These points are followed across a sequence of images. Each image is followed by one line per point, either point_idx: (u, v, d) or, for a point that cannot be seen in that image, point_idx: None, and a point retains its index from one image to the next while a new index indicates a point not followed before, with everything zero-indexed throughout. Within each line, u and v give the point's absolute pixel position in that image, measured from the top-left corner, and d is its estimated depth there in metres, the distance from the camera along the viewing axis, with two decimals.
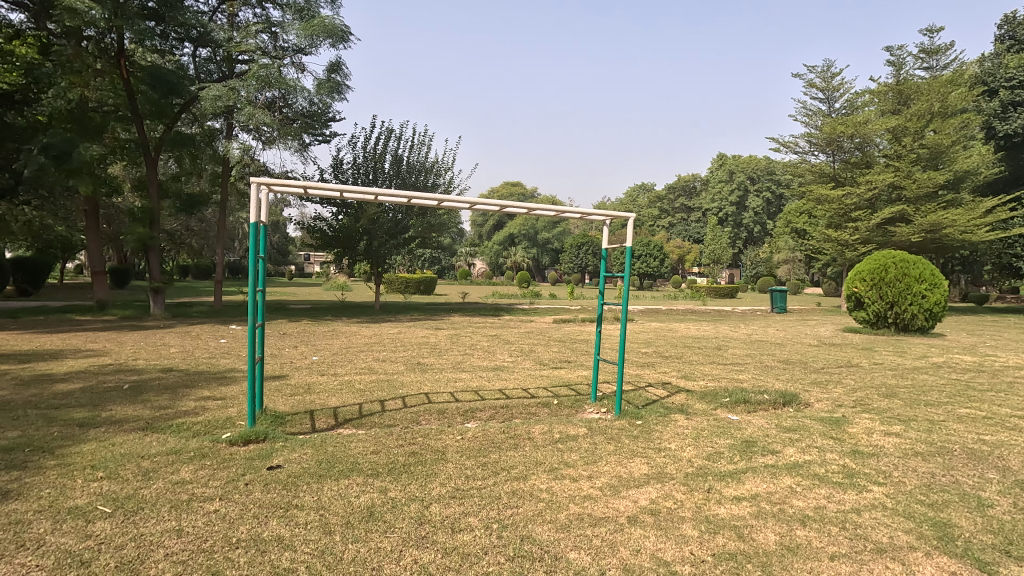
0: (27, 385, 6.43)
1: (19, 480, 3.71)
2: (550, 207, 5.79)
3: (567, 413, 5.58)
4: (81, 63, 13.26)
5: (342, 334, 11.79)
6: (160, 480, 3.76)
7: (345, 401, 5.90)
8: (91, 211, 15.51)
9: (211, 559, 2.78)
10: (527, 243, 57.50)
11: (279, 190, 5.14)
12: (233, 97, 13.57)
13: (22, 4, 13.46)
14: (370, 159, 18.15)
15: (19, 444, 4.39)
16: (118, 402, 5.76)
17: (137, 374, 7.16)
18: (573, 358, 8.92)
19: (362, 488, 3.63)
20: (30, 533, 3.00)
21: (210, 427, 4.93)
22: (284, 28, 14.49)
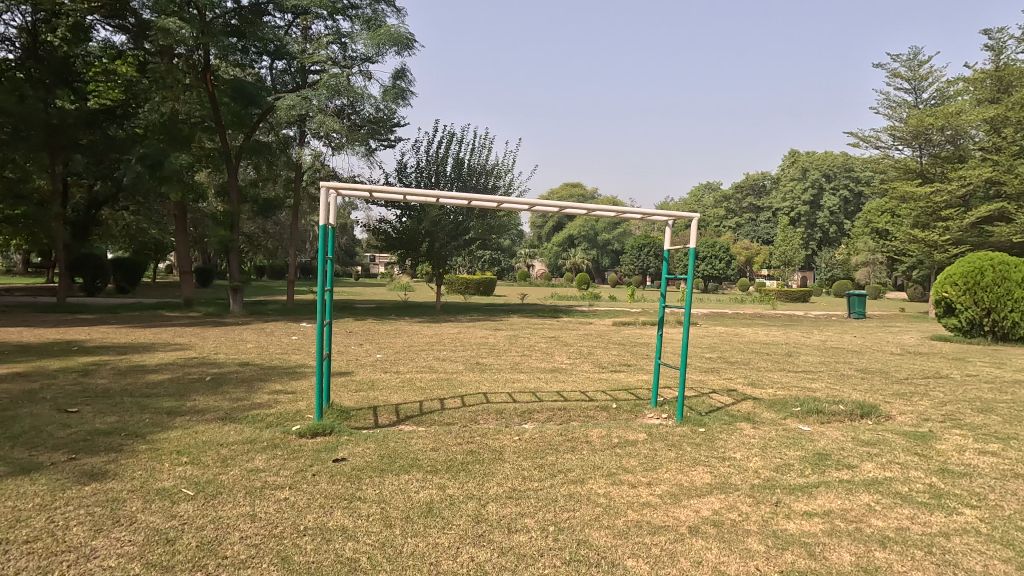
0: (124, 375, 7.04)
1: (116, 462, 4.06)
2: (610, 208, 5.68)
3: (627, 417, 5.48)
4: (172, 78, 14.28)
5: (404, 333, 12.13)
6: (236, 467, 3.99)
7: (407, 398, 6.06)
8: (180, 216, 16.73)
9: (281, 544, 2.93)
10: (586, 244, 56.86)
11: (347, 194, 5.34)
12: (306, 105, 14.21)
13: (124, 28, 14.80)
14: (433, 162, 18.57)
15: (116, 429, 4.81)
16: (201, 393, 6.20)
17: (217, 368, 7.69)
18: (633, 361, 8.74)
19: (421, 484, 3.71)
20: (125, 511, 3.27)
21: (282, 419, 5.21)
22: (353, 38, 15.08)
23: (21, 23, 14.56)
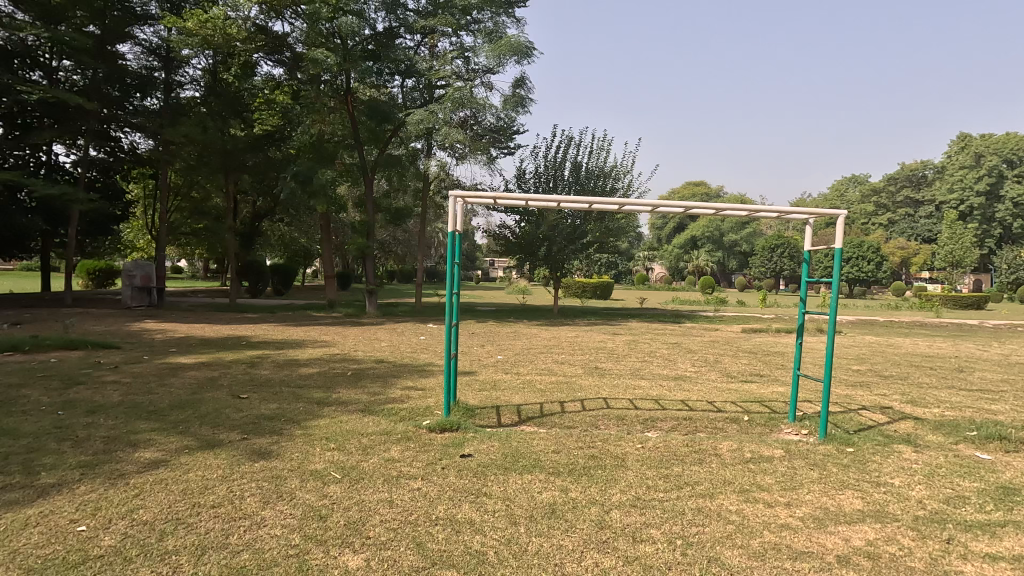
0: (282, 367, 8.00)
1: (277, 443, 4.63)
2: (741, 207, 5.35)
3: (760, 431, 5.11)
4: (319, 103, 16.11)
5: (524, 336, 12.37)
6: (376, 456, 4.36)
7: (528, 400, 6.18)
8: (325, 225, 18.59)
9: (415, 531, 3.14)
10: (711, 245, 53.81)
11: (472, 202, 5.60)
12: (433, 119, 15.07)
13: (282, 61, 16.78)
14: (551, 167, 18.78)
15: (278, 415, 5.48)
16: (344, 386, 6.85)
17: (357, 363, 8.44)
18: (767, 372, 8.11)
19: (543, 485, 3.77)
20: (286, 487, 3.72)
21: (414, 414, 5.58)
22: (476, 51, 15.75)
23: (206, 66, 17.32)
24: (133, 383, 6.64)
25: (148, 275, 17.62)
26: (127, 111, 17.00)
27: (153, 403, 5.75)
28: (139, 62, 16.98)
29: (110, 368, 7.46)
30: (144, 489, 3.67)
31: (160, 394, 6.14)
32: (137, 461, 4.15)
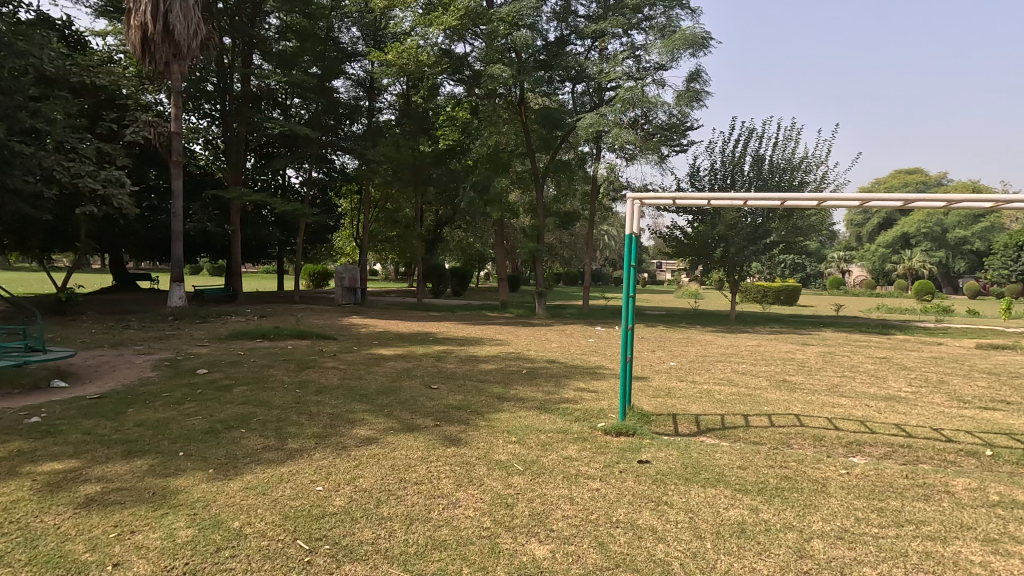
0: (464, 362, 8.70)
1: (466, 432, 5.06)
2: (984, 198, 4.44)
3: (1010, 471, 4.19)
4: (495, 116, 17.40)
5: (698, 342, 11.73)
6: (554, 453, 4.52)
7: (707, 410, 5.87)
8: (499, 231, 19.71)
9: (597, 531, 3.18)
10: (929, 244, 45.35)
11: (650, 203, 5.50)
12: (603, 122, 15.02)
13: (463, 80, 18.11)
14: (729, 163, 17.56)
15: (464, 405, 5.99)
16: (520, 383, 7.21)
17: (530, 363, 8.81)
18: (1018, 399, 6.59)
19: (730, 502, 3.56)
20: (475, 473, 4.04)
21: (588, 415, 5.66)
22: (648, 49, 15.39)
23: (400, 92, 19.52)
24: (348, 369, 7.80)
25: (354, 277, 20.47)
26: (340, 137, 19.93)
27: (363, 387, 6.68)
28: (349, 94, 19.82)
29: (330, 355, 8.85)
30: (362, 461, 4.30)
31: (368, 380, 7.12)
32: (355, 436, 4.87)
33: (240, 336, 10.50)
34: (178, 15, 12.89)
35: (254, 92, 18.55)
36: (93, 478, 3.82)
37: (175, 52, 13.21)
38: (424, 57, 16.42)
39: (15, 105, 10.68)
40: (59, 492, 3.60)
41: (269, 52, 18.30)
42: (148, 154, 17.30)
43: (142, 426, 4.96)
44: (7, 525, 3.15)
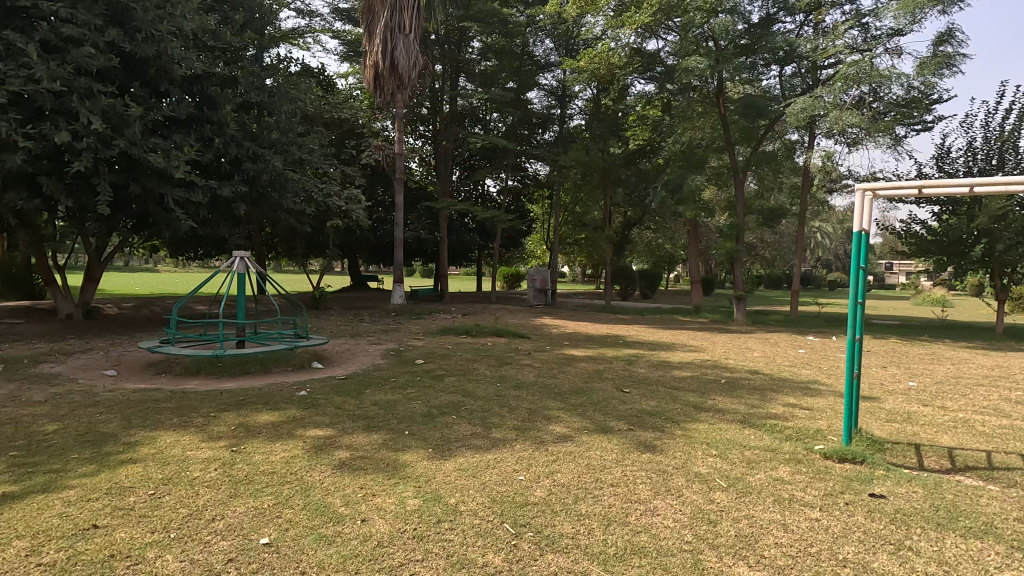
0: (656, 367, 8.46)
1: (661, 439, 4.92)
2: None
3: None
4: (692, 111, 15.96)
5: (948, 360, 9.64)
6: (762, 472, 4.15)
7: (965, 444, 4.81)
8: (693, 231, 18.76)
9: (819, 566, 2.84)
10: None
11: (885, 195, 4.70)
12: (818, 104, 13.19)
13: (654, 77, 17.70)
14: (995, 139, 14.15)
15: (658, 412, 5.83)
16: (718, 394, 6.76)
17: (730, 372, 8.18)
18: None
19: (1003, 561, 2.87)
20: (673, 483, 3.92)
21: (802, 435, 5.07)
22: (879, 14, 13.22)
23: (591, 96, 19.91)
24: (542, 367, 8.17)
25: (544, 279, 21.34)
26: (533, 146, 20.96)
27: (557, 385, 6.93)
28: (542, 104, 20.76)
29: (525, 353, 9.36)
30: (559, 456, 4.46)
31: (561, 379, 7.36)
32: (551, 432, 5.08)
33: (447, 331, 11.70)
34: (403, 51, 14.85)
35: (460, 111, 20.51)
36: (343, 445, 4.62)
37: (399, 83, 15.24)
38: (615, 59, 16.37)
39: (290, 142, 13.41)
40: (321, 453, 4.43)
41: (472, 74, 20.13)
42: (377, 174, 20.29)
43: (377, 405, 5.84)
44: (289, 475, 3.98)
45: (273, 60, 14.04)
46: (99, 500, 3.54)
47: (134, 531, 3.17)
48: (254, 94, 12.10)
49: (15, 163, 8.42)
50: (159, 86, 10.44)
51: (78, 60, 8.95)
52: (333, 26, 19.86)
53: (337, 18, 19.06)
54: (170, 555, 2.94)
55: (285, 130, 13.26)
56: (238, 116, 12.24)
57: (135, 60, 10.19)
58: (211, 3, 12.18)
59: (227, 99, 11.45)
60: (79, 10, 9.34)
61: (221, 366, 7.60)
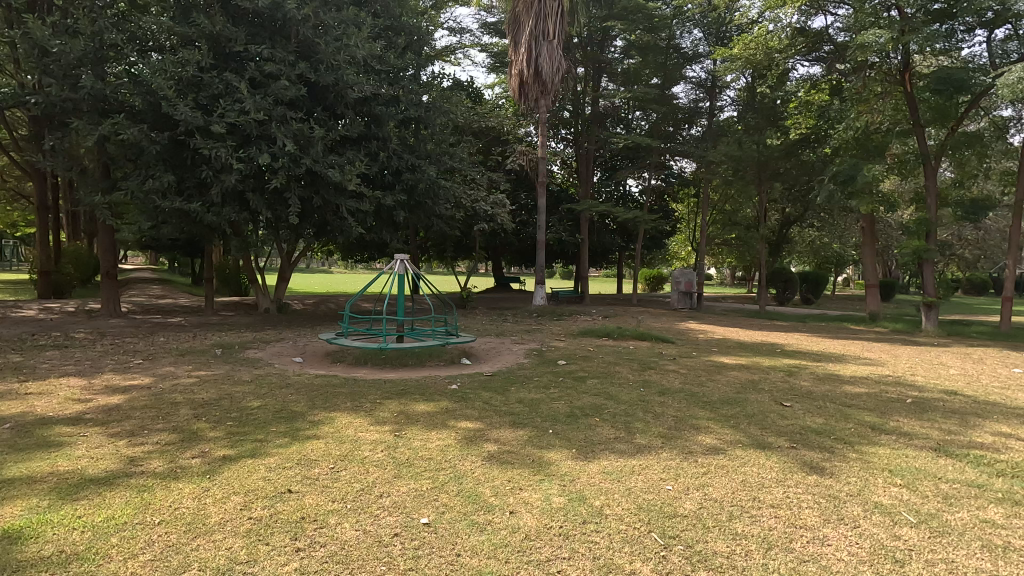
0: (823, 381, 7.58)
1: (830, 461, 4.41)
2: None
3: None
4: (868, 91, 14.08)
5: None
6: (965, 511, 3.52)
7: None
8: (869, 228, 16.51)
9: None
10: None
11: None
12: None
13: (821, 58, 15.87)
14: None
15: (826, 430, 5.23)
16: (903, 415, 5.87)
17: (918, 391, 7.04)
18: None
19: None
20: (848, 512, 3.50)
21: (1020, 471, 4.20)
22: None
23: (745, 85, 18.63)
24: (689, 374, 7.77)
25: (690, 281, 20.27)
26: (679, 142, 20.07)
27: (706, 395, 6.54)
28: (689, 98, 19.84)
29: (670, 358, 8.99)
30: (711, 469, 4.21)
31: (711, 388, 6.93)
32: (701, 443, 4.82)
33: (588, 333, 11.68)
34: (546, 57, 15.13)
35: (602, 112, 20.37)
36: (491, 439, 4.84)
37: (543, 89, 15.53)
38: (775, 41, 15.21)
39: (443, 152, 14.38)
40: (471, 444, 4.68)
41: (615, 73, 19.87)
42: (521, 178, 20.92)
43: (522, 403, 6.03)
44: (444, 462, 4.28)
45: (429, 77, 15.18)
46: (292, 468, 4.12)
47: (319, 498, 3.64)
48: (413, 110, 13.07)
49: (231, 182, 10.18)
50: (337, 109, 11.86)
51: (277, 92, 10.51)
52: (481, 40, 20.94)
53: (485, 32, 20.04)
54: (347, 523, 3.33)
55: (438, 141, 14.25)
56: (399, 131, 13.43)
57: (318, 88, 11.71)
58: (378, 31, 13.54)
59: (391, 117, 12.61)
60: (277, 49, 10.98)
61: (383, 358, 8.41)
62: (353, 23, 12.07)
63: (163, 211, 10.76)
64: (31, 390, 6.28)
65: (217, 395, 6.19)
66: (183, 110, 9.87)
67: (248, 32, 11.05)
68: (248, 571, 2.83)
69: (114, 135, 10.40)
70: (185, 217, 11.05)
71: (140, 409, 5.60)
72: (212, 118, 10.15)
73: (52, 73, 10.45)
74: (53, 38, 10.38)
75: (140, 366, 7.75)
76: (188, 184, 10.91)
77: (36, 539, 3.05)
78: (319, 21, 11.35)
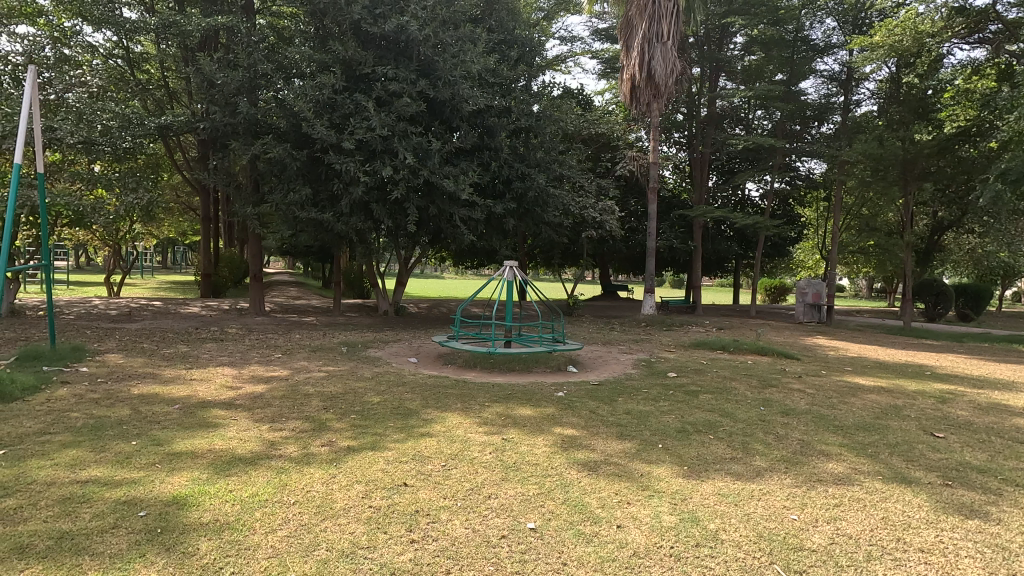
0: (986, 411, 6.53)
1: (997, 506, 3.80)
2: None
3: None
4: None
5: None
6: None
7: None
8: None
9: None
10: None
11: None
12: None
13: (985, 40, 13.98)
14: None
15: (990, 469, 4.52)
16: None
17: None
18: None
19: None
20: (1021, 567, 3.01)
21: None
22: None
23: (887, 75, 16.78)
24: (817, 394, 7.09)
25: (819, 293, 18.52)
26: (807, 142, 18.72)
27: (838, 418, 5.93)
28: (820, 93, 18.24)
29: (795, 377, 8.25)
30: (844, 502, 3.80)
31: (843, 411, 6.27)
32: (831, 471, 4.37)
33: (701, 345, 11.11)
34: (660, 59, 14.72)
35: (719, 113, 19.39)
36: (597, 449, 4.76)
37: (655, 93, 15.06)
38: (926, 25, 13.39)
39: (552, 160, 14.51)
40: (578, 453, 4.65)
41: (735, 71, 18.93)
42: (631, 185, 20.50)
43: (629, 414, 5.87)
44: (551, 469, 4.28)
45: (541, 87, 15.41)
46: (408, 463, 4.36)
47: (433, 494, 3.81)
48: (525, 119, 13.31)
49: (358, 194, 11.06)
50: (452, 122, 12.44)
51: (399, 109, 11.27)
52: (593, 47, 20.88)
53: (596, 38, 19.98)
54: (457, 520, 3.45)
55: (548, 149, 14.38)
56: (510, 141, 13.76)
57: (437, 103, 12.36)
58: (492, 45, 13.99)
59: (503, 127, 12.97)
60: (401, 69, 11.77)
61: (491, 362, 8.61)
62: (469, 39, 12.61)
63: (300, 221, 11.94)
64: (195, 376, 7.27)
65: (342, 389, 6.73)
66: (319, 129, 10.90)
67: (376, 55, 11.95)
68: (369, 556, 3.04)
69: (263, 154, 11.74)
70: (318, 226, 12.15)
71: (278, 398, 6.25)
72: (344, 135, 11.10)
73: (217, 102, 12.07)
74: (218, 72, 11.97)
75: (279, 359, 8.64)
76: (322, 196, 12.01)
77: (197, 506, 3.51)
78: (438, 40, 12.00)
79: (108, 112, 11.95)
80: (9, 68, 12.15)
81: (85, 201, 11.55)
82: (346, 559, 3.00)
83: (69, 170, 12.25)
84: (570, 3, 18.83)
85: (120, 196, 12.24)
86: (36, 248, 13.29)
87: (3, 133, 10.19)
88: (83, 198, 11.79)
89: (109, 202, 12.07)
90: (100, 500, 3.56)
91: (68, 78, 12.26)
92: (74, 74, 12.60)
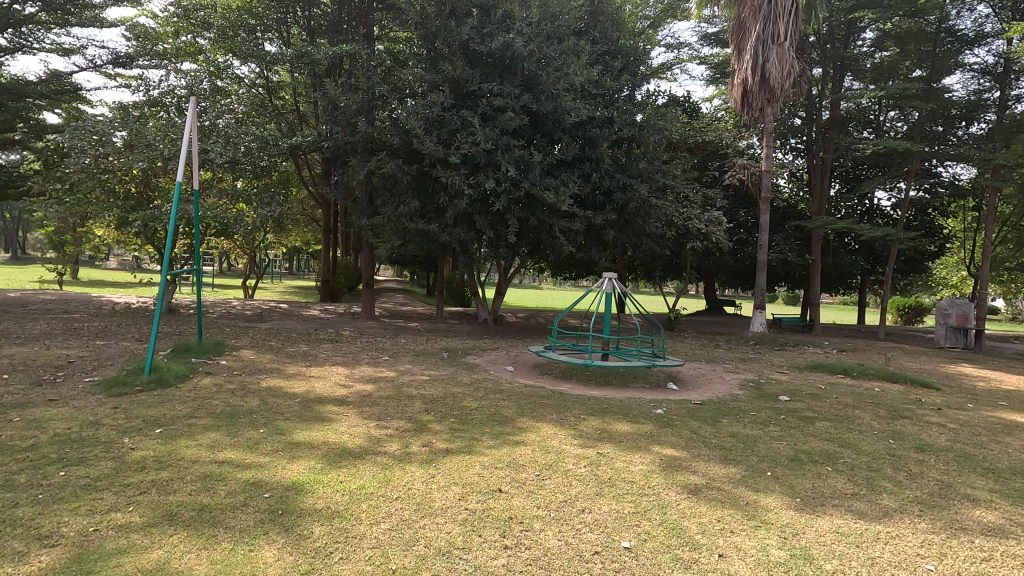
0: None
1: None
2: None
3: None
4: None
5: None
6: None
7: None
8: None
9: None
10: None
11: None
12: None
13: None
14: None
15: None
16: None
17: None
18: None
19: None
20: None
21: None
22: None
23: None
24: (961, 431, 6.21)
25: (965, 314, 16.32)
26: (951, 144, 16.61)
27: (986, 459, 5.17)
28: (969, 89, 16.09)
29: (933, 409, 7.29)
30: (995, 557, 3.30)
31: (996, 452, 5.44)
32: (978, 520, 3.81)
33: (819, 367, 10.20)
34: (776, 62, 13.85)
35: (843, 115, 17.86)
36: (698, 471, 4.53)
37: (770, 97, 14.22)
38: None
39: (655, 170, 14.12)
40: (675, 473, 4.47)
41: (862, 70, 17.36)
42: (740, 195, 19.43)
43: (734, 437, 5.52)
44: (647, 488, 4.14)
45: (645, 96, 15.14)
46: (503, 469, 4.43)
47: (526, 502, 3.84)
48: (627, 130, 13.10)
49: (462, 205, 11.52)
50: (554, 135, 12.56)
51: (503, 123, 11.60)
52: (700, 53, 20.15)
53: (705, 44, 19.24)
54: (550, 532, 3.45)
55: (652, 159, 14.03)
56: (612, 151, 13.61)
57: (539, 116, 12.56)
58: (595, 57, 13.95)
59: (605, 138, 12.83)
60: (505, 84, 12.13)
61: (588, 373, 8.54)
62: (573, 52, 12.70)
63: (409, 231, 12.66)
64: (313, 373, 7.92)
65: (442, 393, 7.00)
66: (429, 144, 11.53)
67: (482, 72, 12.42)
68: (464, 557, 3.12)
69: (378, 169, 12.63)
70: (425, 236, 12.78)
71: (385, 398, 6.63)
72: (451, 150, 11.64)
73: (339, 122, 13.18)
74: (341, 95, 13.07)
75: (386, 361, 9.19)
76: (429, 208, 12.62)
77: (312, 493, 3.82)
78: (542, 54, 12.23)
79: (250, 134, 13.46)
80: (175, 100, 14.18)
81: (229, 214, 13.07)
82: (442, 557, 3.11)
83: (217, 187, 13.87)
84: (677, 9, 18.37)
85: (257, 209, 13.70)
86: (190, 255, 15.17)
87: (169, 156, 11.81)
88: (228, 211, 13.32)
89: (248, 214, 13.54)
90: (232, 480, 3.98)
91: (219, 107, 14.07)
92: (224, 104, 14.41)
